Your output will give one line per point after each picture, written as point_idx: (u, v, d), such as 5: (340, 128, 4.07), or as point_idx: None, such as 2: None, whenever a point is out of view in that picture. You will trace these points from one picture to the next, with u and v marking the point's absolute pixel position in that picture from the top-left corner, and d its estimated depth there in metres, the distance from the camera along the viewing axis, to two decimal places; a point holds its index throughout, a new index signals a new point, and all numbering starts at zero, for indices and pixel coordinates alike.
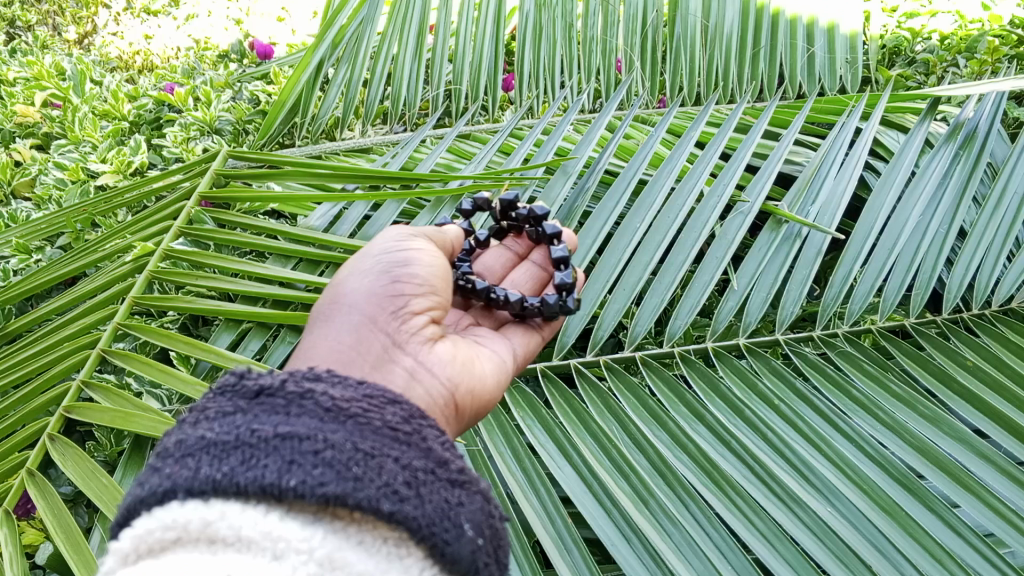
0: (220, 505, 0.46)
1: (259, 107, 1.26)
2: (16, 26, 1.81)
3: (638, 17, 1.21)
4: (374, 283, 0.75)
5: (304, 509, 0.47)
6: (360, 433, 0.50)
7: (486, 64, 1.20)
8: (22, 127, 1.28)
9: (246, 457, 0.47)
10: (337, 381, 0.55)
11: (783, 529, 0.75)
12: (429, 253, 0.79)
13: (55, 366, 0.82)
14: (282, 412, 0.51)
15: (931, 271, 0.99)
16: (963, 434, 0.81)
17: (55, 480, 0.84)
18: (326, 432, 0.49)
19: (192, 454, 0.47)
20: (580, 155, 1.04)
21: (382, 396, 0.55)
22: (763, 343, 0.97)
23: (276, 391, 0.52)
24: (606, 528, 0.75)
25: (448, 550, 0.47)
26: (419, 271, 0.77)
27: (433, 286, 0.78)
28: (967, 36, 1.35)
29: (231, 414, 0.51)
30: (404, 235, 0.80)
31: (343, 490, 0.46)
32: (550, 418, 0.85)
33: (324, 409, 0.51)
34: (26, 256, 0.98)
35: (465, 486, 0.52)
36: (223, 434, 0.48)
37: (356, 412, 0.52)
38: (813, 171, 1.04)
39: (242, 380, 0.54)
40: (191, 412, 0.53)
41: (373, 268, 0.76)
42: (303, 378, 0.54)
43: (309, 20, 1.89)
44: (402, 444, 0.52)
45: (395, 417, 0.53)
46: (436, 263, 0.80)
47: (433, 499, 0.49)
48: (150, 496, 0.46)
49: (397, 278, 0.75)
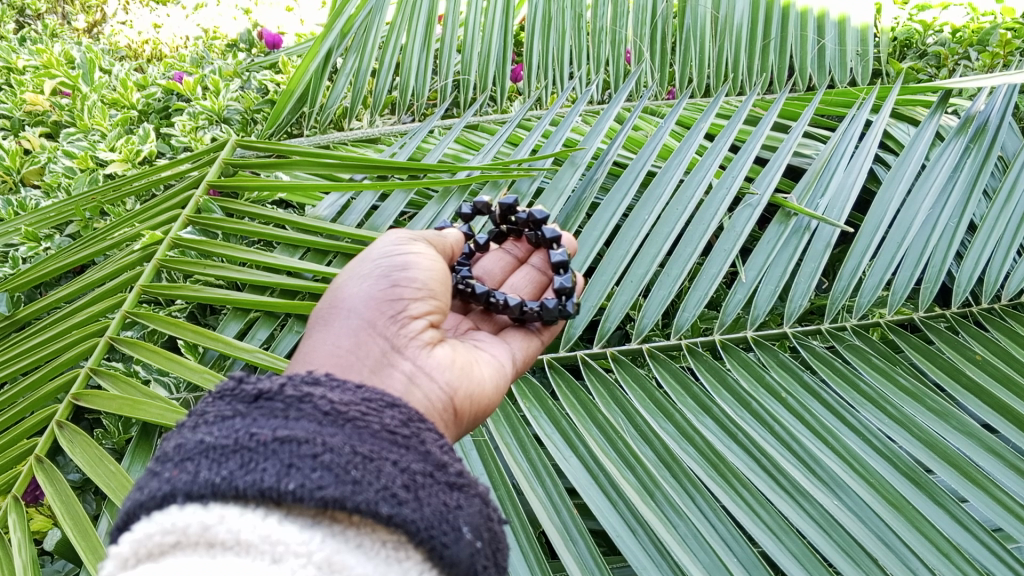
0: (219, 508, 0.45)
1: (268, 96, 1.27)
2: (24, 14, 1.81)
3: (647, 8, 1.19)
4: (373, 287, 0.74)
5: (304, 512, 0.47)
6: (359, 437, 0.50)
7: (495, 52, 1.19)
8: (32, 115, 1.28)
9: (246, 461, 0.47)
10: (336, 385, 0.55)
11: (789, 521, 0.74)
12: (429, 257, 0.79)
13: (64, 353, 0.83)
14: (281, 416, 0.51)
15: (941, 263, 0.98)
16: (971, 428, 0.81)
17: (63, 467, 0.84)
18: (325, 436, 0.49)
19: (191, 459, 0.47)
20: (588, 147, 1.03)
21: (381, 400, 0.55)
22: (772, 336, 0.96)
23: (275, 395, 0.53)
24: (612, 520, 0.75)
25: (447, 553, 0.47)
26: (418, 275, 0.77)
27: (432, 290, 0.78)
28: (979, 29, 1.33)
29: (230, 419, 0.51)
30: (404, 237, 0.81)
31: (342, 494, 0.46)
32: (557, 410, 0.85)
33: (323, 413, 0.52)
34: (36, 244, 0.98)
35: (463, 489, 0.52)
36: (222, 438, 0.48)
37: (355, 416, 0.52)
38: (824, 162, 1.02)
39: (241, 384, 0.53)
40: (190, 416, 0.53)
41: (373, 272, 0.75)
42: (302, 381, 0.54)
43: (318, 11, 1.90)
44: (401, 447, 0.52)
45: (394, 421, 0.53)
46: (436, 266, 0.79)
47: (432, 502, 0.49)
48: (150, 500, 0.46)
49: (396, 281, 0.75)
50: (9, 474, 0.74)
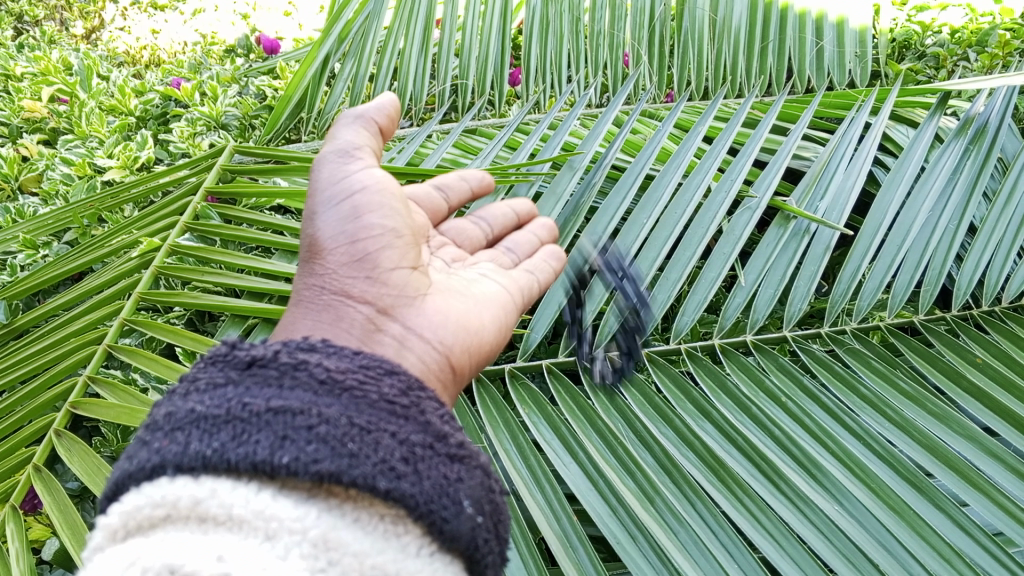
0: (210, 482, 0.44)
1: (266, 102, 1.27)
2: (23, 21, 1.82)
3: (645, 11, 1.19)
4: (338, 251, 0.73)
5: (298, 487, 0.46)
6: (356, 407, 0.50)
7: (493, 56, 1.19)
8: (29, 122, 1.28)
9: (237, 433, 0.46)
10: (332, 352, 0.55)
11: (792, 530, 0.74)
12: (374, 190, 0.75)
13: (61, 362, 0.83)
14: (275, 384, 0.51)
15: (940, 267, 0.98)
16: (972, 432, 0.81)
17: (62, 475, 0.84)
18: (321, 406, 0.48)
19: (181, 429, 0.47)
20: (586, 151, 1.03)
21: (380, 368, 0.54)
22: (772, 340, 0.96)
23: (269, 363, 0.52)
24: (613, 526, 0.74)
25: (447, 527, 0.47)
26: (375, 221, 0.74)
27: (396, 229, 0.75)
28: (978, 30, 1.33)
29: (222, 386, 0.51)
30: (337, 166, 0.76)
31: (338, 467, 0.45)
32: (556, 415, 0.84)
33: (318, 381, 0.51)
34: (33, 252, 0.97)
35: (464, 461, 0.52)
36: (213, 408, 0.48)
37: (352, 385, 0.51)
38: (824, 164, 1.02)
39: (234, 350, 0.54)
40: (181, 383, 0.53)
41: (331, 236, 0.73)
42: (297, 349, 0.54)
43: (316, 16, 1.90)
44: (400, 418, 0.51)
45: (392, 390, 0.53)
46: (389, 201, 0.76)
47: (431, 475, 0.48)
48: (139, 472, 0.46)
49: (358, 237, 0.73)
50: (7, 483, 0.74)
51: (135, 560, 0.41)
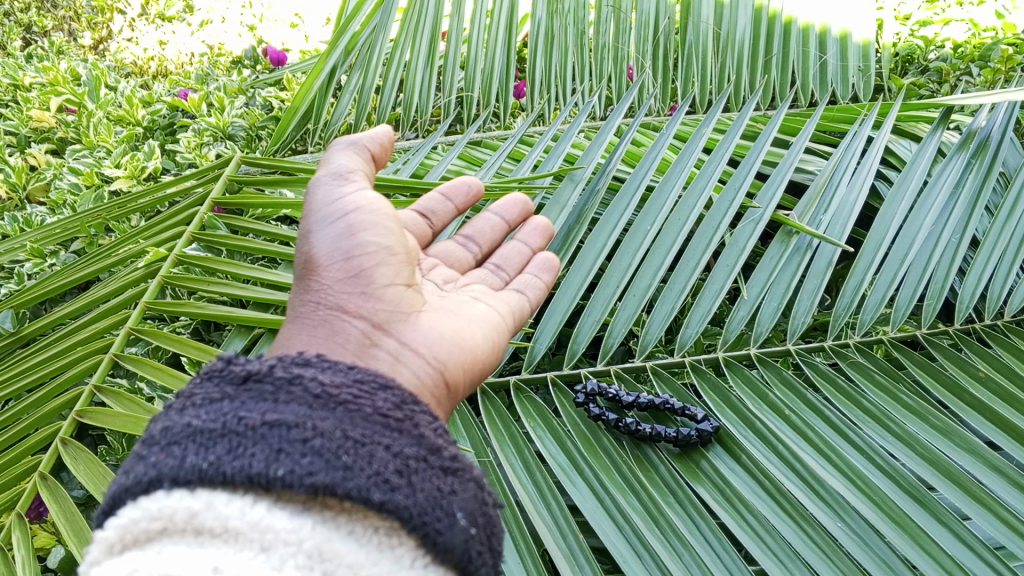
0: (206, 495, 0.45)
1: (272, 112, 1.28)
2: (32, 32, 1.84)
3: (650, 24, 1.21)
4: (333, 268, 0.73)
5: (293, 499, 0.46)
6: (350, 420, 0.50)
7: (498, 70, 1.20)
8: (38, 132, 1.29)
9: (233, 446, 0.46)
10: (327, 366, 0.55)
11: (796, 550, 0.74)
12: (367, 210, 0.75)
13: (68, 370, 0.83)
14: (271, 399, 0.51)
15: (943, 281, 0.99)
16: (975, 446, 0.81)
17: (67, 484, 0.85)
18: (316, 420, 0.49)
19: (178, 443, 0.47)
20: (587, 164, 1.03)
21: (374, 382, 0.54)
22: (775, 353, 0.96)
23: (265, 377, 0.52)
24: (618, 544, 0.74)
25: (440, 539, 0.47)
26: (369, 238, 0.74)
27: (391, 246, 0.76)
28: (981, 45, 1.34)
29: (218, 401, 0.51)
30: (331, 188, 0.77)
31: (332, 480, 0.45)
32: (561, 428, 0.85)
33: (313, 396, 0.51)
34: (41, 261, 0.99)
35: (457, 474, 0.51)
36: (209, 423, 0.48)
37: (347, 399, 0.52)
38: (828, 177, 1.02)
39: (229, 366, 0.53)
40: (178, 398, 0.53)
41: (325, 254, 0.74)
42: (292, 363, 0.54)
43: (323, 28, 1.92)
44: (394, 431, 0.51)
45: (387, 404, 0.53)
46: (384, 219, 0.76)
47: (424, 487, 0.48)
48: (135, 485, 0.46)
49: (352, 254, 0.74)
50: (13, 490, 0.75)
51: (134, 570, 0.43)
